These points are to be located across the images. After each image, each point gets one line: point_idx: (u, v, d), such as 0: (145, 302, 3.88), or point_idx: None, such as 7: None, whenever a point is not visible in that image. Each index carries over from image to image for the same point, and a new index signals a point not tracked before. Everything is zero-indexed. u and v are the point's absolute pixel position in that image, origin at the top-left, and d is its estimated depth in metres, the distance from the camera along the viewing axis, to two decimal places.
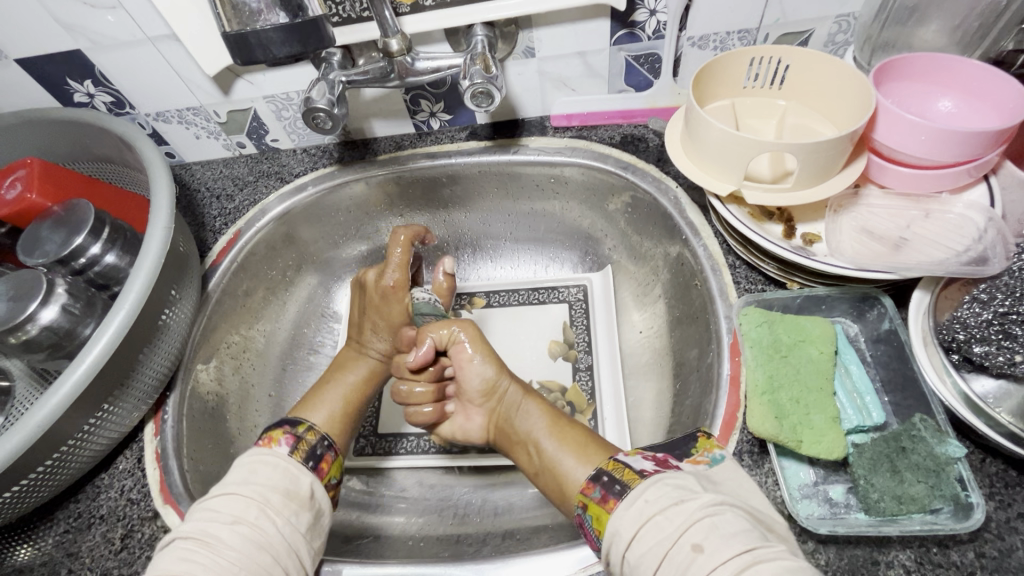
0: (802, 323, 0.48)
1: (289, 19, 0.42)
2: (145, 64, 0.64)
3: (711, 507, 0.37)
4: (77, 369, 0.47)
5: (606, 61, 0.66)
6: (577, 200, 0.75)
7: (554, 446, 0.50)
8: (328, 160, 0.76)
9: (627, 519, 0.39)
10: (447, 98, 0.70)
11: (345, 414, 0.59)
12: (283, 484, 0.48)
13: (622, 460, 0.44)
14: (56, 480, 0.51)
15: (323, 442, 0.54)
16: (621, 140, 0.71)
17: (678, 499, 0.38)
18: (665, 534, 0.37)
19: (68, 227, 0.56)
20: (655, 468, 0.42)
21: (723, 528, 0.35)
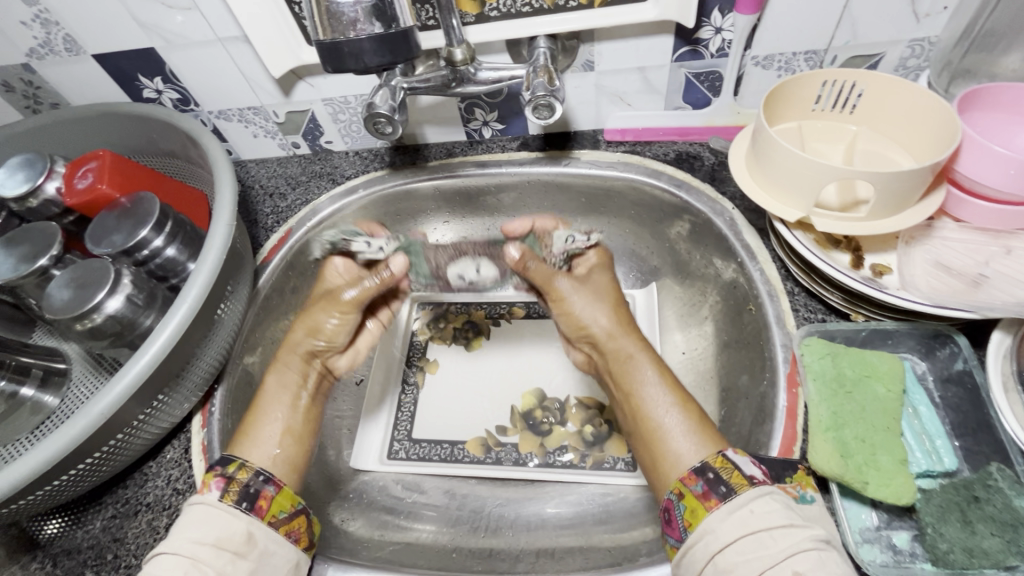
0: (868, 358, 0.46)
1: (383, 29, 0.42)
2: (214, 64, 0.66)
3: (815, 540, 0.38)
4: (140, 359, 0.49)
5: (665, 77, 0.66)
6: (625, 215, 0.75)
7: (664, 416, 0.49)
8: (380, 164, 0.77)
9: (728, 524, 0.39)
10: (502, 107, 0.71)
11: (291, 444, 0.55)
12: (213, 534, 0.44)
13: (731, 459, 0.43)
14: (111, 464, 0.52)
15: (258, 478, 0.49)
16: (675, 157, 0.70)
17: (789, 522, 0.38)
18: (767, 552, 0.37)
19: (133, 219, 0.57)
20: (763, 478, 0.42)
21: (830, 565, 0.36)
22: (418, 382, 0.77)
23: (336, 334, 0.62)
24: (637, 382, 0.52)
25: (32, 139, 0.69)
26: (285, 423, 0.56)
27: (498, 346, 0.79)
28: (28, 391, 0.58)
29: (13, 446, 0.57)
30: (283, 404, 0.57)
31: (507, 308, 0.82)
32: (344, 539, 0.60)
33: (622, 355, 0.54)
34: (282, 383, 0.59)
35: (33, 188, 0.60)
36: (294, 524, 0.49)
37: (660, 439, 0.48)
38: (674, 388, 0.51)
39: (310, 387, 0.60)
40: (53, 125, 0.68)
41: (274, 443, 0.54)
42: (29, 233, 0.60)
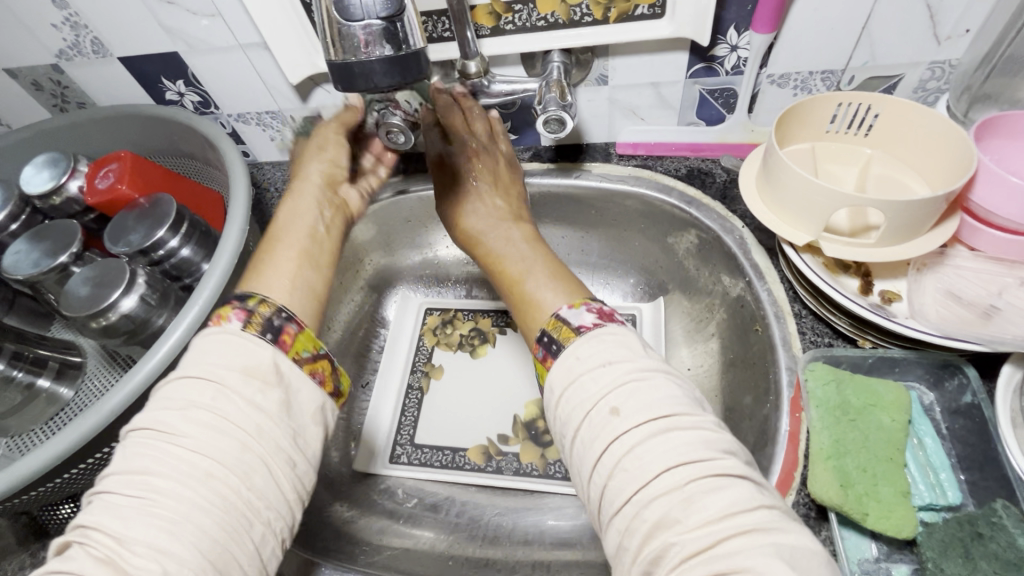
0: (874, 387, 0.46)
1: (393, 51, 0.39)
2: (235, 68, 0.67)
3: (638, 372, 0.39)
4: (151, 358, 0.50)
5: (679, 93, 0.66)
6: (634, 229, 0.75)
7: (540, 286, 0.52)
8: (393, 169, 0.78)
9: (560, 377, 0.41)
10: (515, 118, 0.71)
11: (305, 284, 0.49)
12: (239, 361, 0.39)
13: (562, 317, 0.44)
14: (117, 460, 0.53)
15: (281, 314, 0.42)
16: (687, 172, 0.69)
17: (608, 359, 0.40)
18: (588, 394, 0.39)
19: (150, 220, 0.59)
20: (594, 322, 0.43)
21: (647, 393, 0.38)
22: (422, 387, 0.78)
23: (336, 155, 0.61)
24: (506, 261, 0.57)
25: (58, 138, 0.71)
26: (300, 252, 0.51)
27: (503, 353, 0.79)
28: (45, 383, 0.61)
29: (29, 438, 0.59)
30: (301, 234, 0.53)
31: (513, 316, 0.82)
32: (342, 541, 0.61)
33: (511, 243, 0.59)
34: (301, 215, 0.55)
35: (57, 187, 0.62)
36: (318, 366, 0.43)
37: (533, 310, 0.50)
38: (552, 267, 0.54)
39: (330, 220, 0.57)
40: (77, 125, 0.70)
41: (290, 275, 0.49)
42: (52, 229, 0.62)
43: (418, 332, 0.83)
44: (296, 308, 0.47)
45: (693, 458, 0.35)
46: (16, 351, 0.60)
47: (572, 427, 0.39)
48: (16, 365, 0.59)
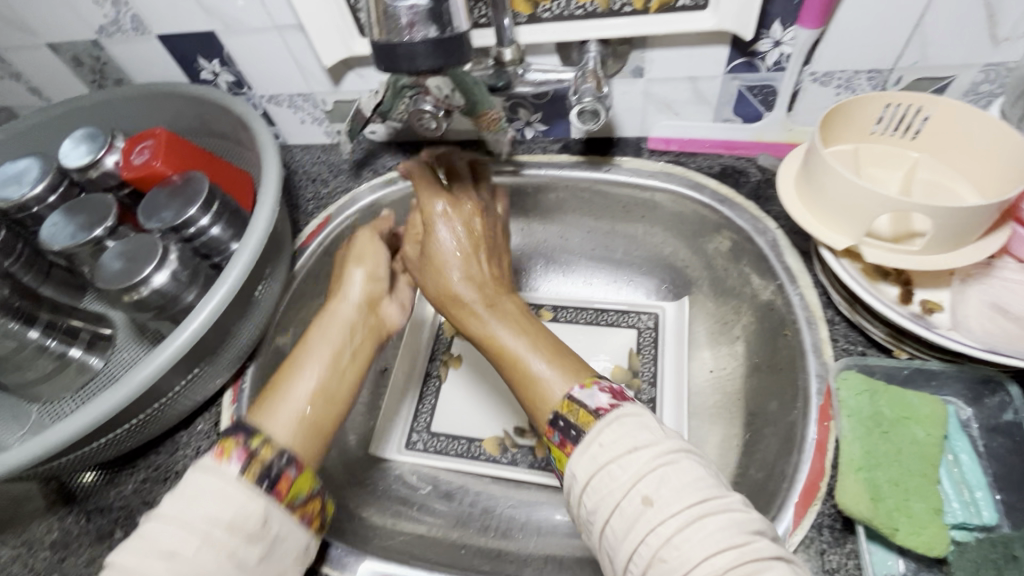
0: (909, 399, 0.45)
1: (437, 33, 0.39)
2: (270, 50, 0.68)
3: (664, 455, 0.39)
4: (181, 334, 0.51)
5: (717, 89, 0.64)
6: (661, 228, 0.74)
7: (534, 363, 0.48)
8: (421, 156, 0.77)
9: (583, 462, 0.40)
10: (547, 108, 0.70)
11: (313, 427, 0.49)
12: (228, 511, 0.40)
13: (576, 399, 0.44)
14: (143, 432, 0.54)
15: (282, 458, 0.44)
16: (720, 170, 0.68)
17: (632, 447, 0.39)
18: (618, 483, 0.38)
19: (183, 197, 0.60)
20: (609, 403, 0.43)
21: (674, 480, 0.37)
22: (441, 375, 0.78)
23: (376, 261, 0.61)
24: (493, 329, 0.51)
25: (95, 114, 0.73)
26: (320, 385, 0.52)
27: None
28: (77, 352, 0.63)
29: (58, 406, 0.60)
30: (323, 358, 0.54)
31: (534, 309, 0.81)
32: (358, 524, 0.62)
33: (486, 297, 0.53)
34: (325, 337, 0.55)
35: (93, 161, 0.64)
36: (309, 507, 0.45)
37: (533, 393, 0.47)
38: (538, 335, 0.50)
39: (359, 345, 0.56)
40: (115, 102, 0.71)
41: (301, 407, 0.49)
42: (88, 202, 0.63)
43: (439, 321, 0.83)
44: (299, 446, 0.47)
45: (729, 546, 0.35)
46: (51, 320, 0.63)
47: (600, 519, 0.38)
48: (50, 334, 0.62)
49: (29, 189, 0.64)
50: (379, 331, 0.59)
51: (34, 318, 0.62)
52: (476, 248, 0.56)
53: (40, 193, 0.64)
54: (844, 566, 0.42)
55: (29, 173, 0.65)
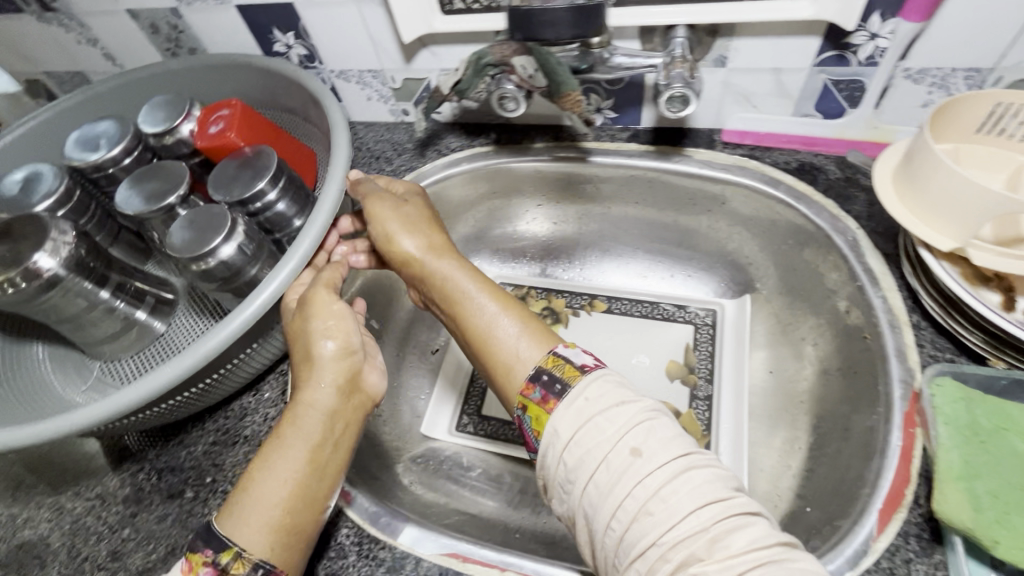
0: (1007, 410, 0.43)
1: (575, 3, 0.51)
2: (346, 24, 0.67)
3: (648, 411, 0.42)
4: (248, 307, 0.51)
5: (802, 82, 0.62)
6: (729, 223, 0.72)
7: (498, 321, 0.51)
8: (485, 139, 0.76)
9: (568, 419, 0.42)
10: (620, 95, 0.69)
11: (291, 514, 0.44)
12: None
13: (562, 356, 0.46)
14: (200, 400, 0.55)
15: (255, 572, 0.40)
16: (798, 166, 0.66)
17: (621, 400, 0.42)
18: (606, 436, 0.40)
19: (252, 169, 0.60)
20: (594, 362, 0.45)
21: (660, 431, 0.40)
22: None
23: (346, 327, 0.52)
24: (464, 296, 0.54)
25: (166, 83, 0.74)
26: (301, 476, 0.45)
27: (576, 335, 0.78)
28: (142, 315, 0.63)
29: (121, 365, 0.64)
30: (297, 453, 0.46)
31: (588, 299, 0.81)
32: (413, 501, 0.62)
33: (449, 277, 0.55)
34: (300, 430, 0.47)
35: (170, 128, 0.65)
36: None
37: (512, 365, 0.48)
38: (494, 293, 0.53)
39: (343, 426, 0.49)
40: (185, 72, 0.73)
41: (276, 502, 0.43)
42: (163, 168, 0.64)
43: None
44: (281, 555, 0.42)
45: (714, 499, 0.37)
46: (119, 281, 0.61)
47: (587, 475, 0.40)
48: (119, 295, 0.60)
49: (105, 151, 0.64)
50: (365, 402, 0.52)
51: (103, 279, 0.58)
52: (416, 222, 0.59)
53: (116, 155, 0.64)
54: None
55: (105, 135, 0.66)
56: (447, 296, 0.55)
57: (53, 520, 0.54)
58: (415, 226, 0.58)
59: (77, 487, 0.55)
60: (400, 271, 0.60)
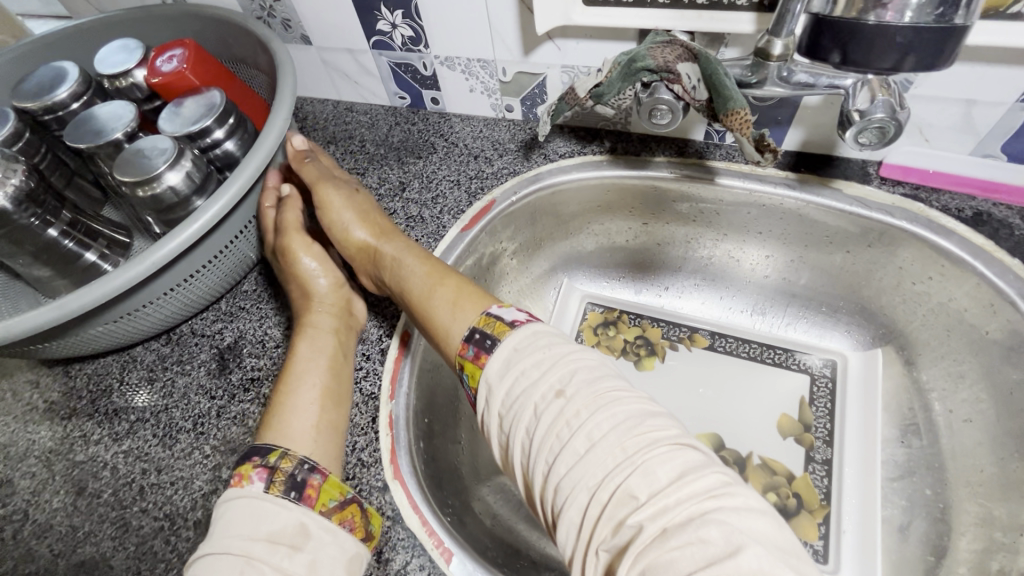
0: None
1: None
2: (464, 7, 0.60)
3: (572, 354, 0.41)
4: (178, 236, 0.48)
5: (997, 119, 0.53)
6: (870, 267, 0.63)
7: (434, 296, 0.49)
8: (599, 148, 0.68)
9: (497, 370, 0.41)
10: (766, 113, 0.60)
11: (325, 429, 0.47)
12: (264, 527, 0.38)
13: (493, 314, 0.45)
14: (127, 328, 0.54)
15: (304, 466, 0.42)
16: (973, 215, 0.57)
17: (545, 343, 0.42)
18: (532, 382, 0.40)
19: (202, 108, 0.58)
20: (525, 318, 0.44)
21: (581, 371, 0.39)
22: None
23: (330, 267, 0.57)
24: (407, 273, 0.53)
25: (152, 29, 0.70)
26: (324, 388, 0.49)
27: (674, 371, 0.71)
28: (92, 257, 0.59)
29: None
30: (318, 370, 0.50)
31: (688, 332, 0.73)
32: (502, 549, 0.55)
33: (395, 254, 0.55)
34: (309, 349, 0.51)
35: (124, 71, 0.61)
36: (347, 513, 0.43)
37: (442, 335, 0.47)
38: (433, 267, 0.52)
39: (343, 346, 0.54)
40: (160, 15, 0.68)
41: (312, 409, 0.47)
42: (122, 102, 0.59)
43: (578, 327, 0.75)
44: (321, 456, 0.45)
45: (638, 431, 0.36)
46: (71, 218, 0.58)
47: (519, 422, 0.39)
48: (69, 235, 0.57)
49: (53, 93, 0.59)
50: (351, 330, 0.56)
51: (54, 215, 0.56)
52: (364, 206, 0.59)
53: (64, 100, 0.60)
54: None
55: (61, 74, 0.61)
56: (394, 274, 0.54)
57: (115, 539, 0.48)
58: (360, 206, 0.59)
59: (142, 502, 0.50)
60: (356, 262, 0.59)
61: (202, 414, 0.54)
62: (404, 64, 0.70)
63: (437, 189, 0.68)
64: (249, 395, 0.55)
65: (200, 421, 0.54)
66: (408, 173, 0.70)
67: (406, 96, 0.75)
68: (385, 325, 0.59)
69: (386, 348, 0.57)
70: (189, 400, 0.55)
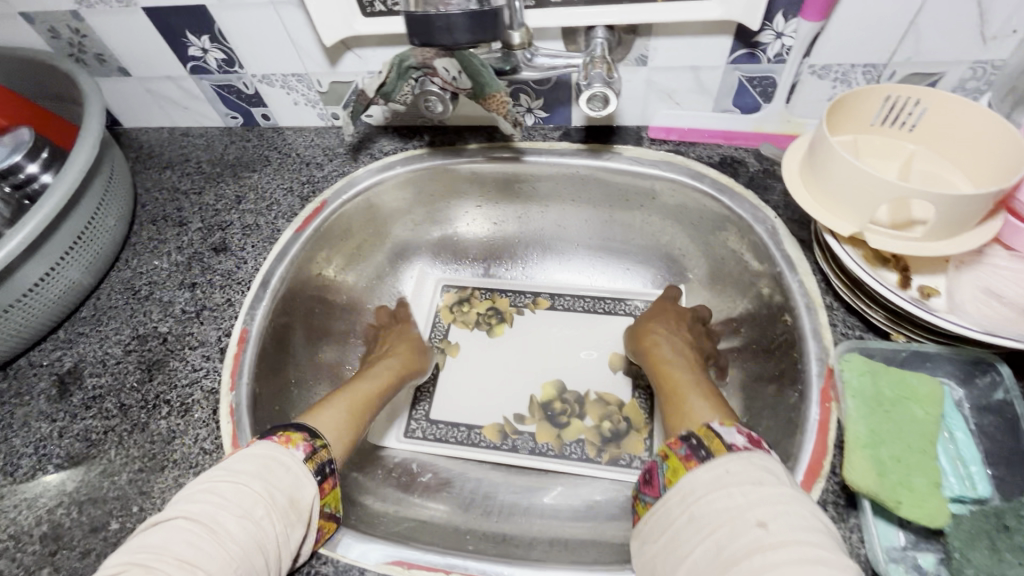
0: (909, 380, 0.46)
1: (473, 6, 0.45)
2: (264, 29, 0.65)
3: (792, 501, 0.38)
4: None
5: (718, 80, 0.65)
6: (657, 216, 0.74)
7: (697, 398, 0.54)
8: (419, 142, 0.75)
9: (705, 478, 0.41)
10: (548, 95, 0.70)
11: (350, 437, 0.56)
12: (292, 491, 0.46)
13: (714, 428, 0.44)
14: None
15: (328, 466, 0.51)
16: (720, 160, 0.69)
17: (760, 480, 0.39)
18: (734, 502, 0.38)
19: (11, 145, 0.61)
20: (746, 445, 0.42)
21: (793, 518, 0.36)
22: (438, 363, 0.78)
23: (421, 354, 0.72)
24: (676, 371, 0.60)
25: None
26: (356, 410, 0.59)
27: (521, 332, 0.79)
28: None
29: None
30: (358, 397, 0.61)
31: (532, 297, 0.81)
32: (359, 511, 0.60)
33: (684, 364, 0.61)
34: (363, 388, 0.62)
35: None
36: (325, 527, 0.49)
37: (689, 414, 0.52)
38: (714, 393, 0.55)
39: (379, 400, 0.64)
40: None
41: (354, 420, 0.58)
42: None
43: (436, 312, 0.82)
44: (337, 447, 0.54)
45: None
46: None
47: (707, 534, 0.38)
48: None
49: None
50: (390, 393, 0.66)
51: None
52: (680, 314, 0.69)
53: None
54: (848, 540, 0.43)
55: None
56: (659, 368, 0.61)
57: None
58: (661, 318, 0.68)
59: None
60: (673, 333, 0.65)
61: (43, 438, 0.56)
62: (226, 86, 0.74)
63: (273, 198, 0.73)
64: (92, 412, 0.57)
65: (42, 444, 0.55)
66: (244, 187, 0.74)
67: (237, 116, 0.79)
68: (225, 326, 0.62)
69: (225, 347, 0.60)
70: (29, 427, 0.57)
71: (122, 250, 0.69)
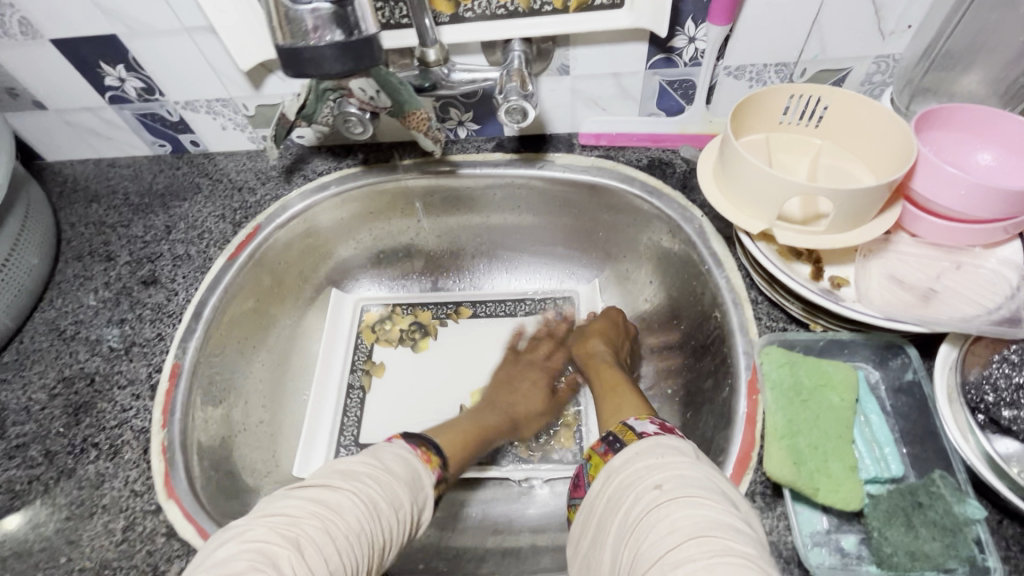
0: (825, 368, 0.47)
1: (343, 36, 0.44)
2: (181, 55, 0.64)
3: (691, 465, 0.40)
4: None
5: (640, 85, 0.67)
6: (594, 220, 0.75)
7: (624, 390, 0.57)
8: (353, 161, 0.75)
9: (617, 462, 0.42)
10: (477, 108, 0.70)
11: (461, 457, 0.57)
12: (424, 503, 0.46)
13: (628, 423, 0.45)
14: None
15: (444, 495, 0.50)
16: (648, 163, 0.70)
17: (661, 452, 0.41)
18: (637, 473, 0.40)
19: None
20: (657, 431, 0.44)
21: (688, 479, 0.38)
22: (364, 385, 0.76)
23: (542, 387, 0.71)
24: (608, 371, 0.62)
25: None
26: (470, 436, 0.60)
27: (460, 340, 0.79)
28: None
29: None
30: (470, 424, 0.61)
31: (453, 306, 0.81)
32: None
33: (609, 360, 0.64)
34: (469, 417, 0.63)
35: None
36: None
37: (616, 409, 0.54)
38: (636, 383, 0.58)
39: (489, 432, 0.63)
40: None
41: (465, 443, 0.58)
42: None
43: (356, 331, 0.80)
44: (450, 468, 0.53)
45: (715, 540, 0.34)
46: None
47: (617, 505, 0.39)
48: None
49: None
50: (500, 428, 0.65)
51: None
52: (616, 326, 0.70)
53: None
54: (776, 528, 0.45)
55: None
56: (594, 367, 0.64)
57: None
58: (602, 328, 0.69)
59: None
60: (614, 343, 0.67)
61: None
62: (149, 114, 0.73)
63: (203, 226, 0.71)
64: (14, 461, 0.55)
65: None
66: (173, 216, 0.72)
67: (165, 144, 0.77)
68: (155, 361, 0.61)
69: (156, 384, 0.59)
70: None
71: (45, 289, 0.67)
